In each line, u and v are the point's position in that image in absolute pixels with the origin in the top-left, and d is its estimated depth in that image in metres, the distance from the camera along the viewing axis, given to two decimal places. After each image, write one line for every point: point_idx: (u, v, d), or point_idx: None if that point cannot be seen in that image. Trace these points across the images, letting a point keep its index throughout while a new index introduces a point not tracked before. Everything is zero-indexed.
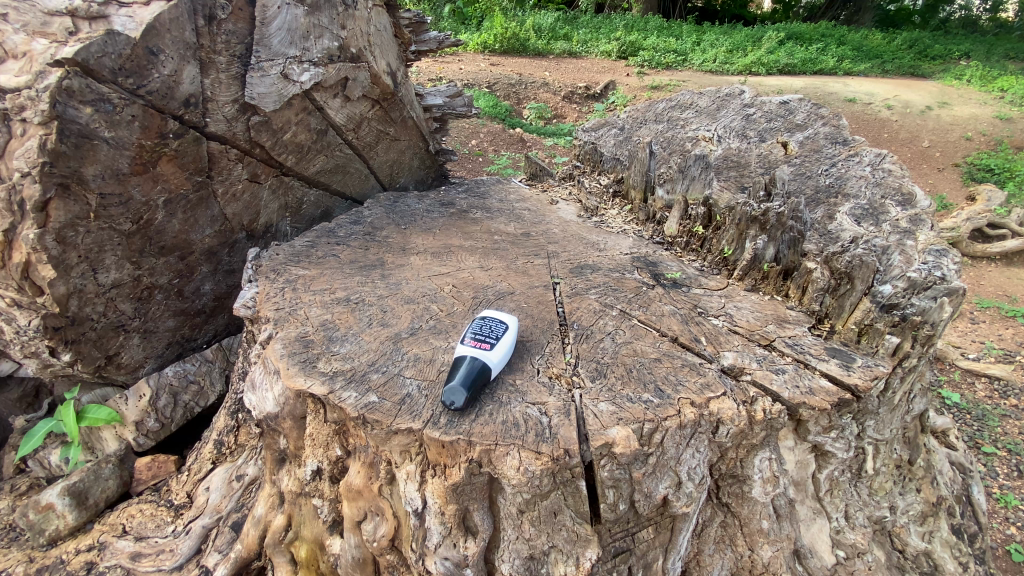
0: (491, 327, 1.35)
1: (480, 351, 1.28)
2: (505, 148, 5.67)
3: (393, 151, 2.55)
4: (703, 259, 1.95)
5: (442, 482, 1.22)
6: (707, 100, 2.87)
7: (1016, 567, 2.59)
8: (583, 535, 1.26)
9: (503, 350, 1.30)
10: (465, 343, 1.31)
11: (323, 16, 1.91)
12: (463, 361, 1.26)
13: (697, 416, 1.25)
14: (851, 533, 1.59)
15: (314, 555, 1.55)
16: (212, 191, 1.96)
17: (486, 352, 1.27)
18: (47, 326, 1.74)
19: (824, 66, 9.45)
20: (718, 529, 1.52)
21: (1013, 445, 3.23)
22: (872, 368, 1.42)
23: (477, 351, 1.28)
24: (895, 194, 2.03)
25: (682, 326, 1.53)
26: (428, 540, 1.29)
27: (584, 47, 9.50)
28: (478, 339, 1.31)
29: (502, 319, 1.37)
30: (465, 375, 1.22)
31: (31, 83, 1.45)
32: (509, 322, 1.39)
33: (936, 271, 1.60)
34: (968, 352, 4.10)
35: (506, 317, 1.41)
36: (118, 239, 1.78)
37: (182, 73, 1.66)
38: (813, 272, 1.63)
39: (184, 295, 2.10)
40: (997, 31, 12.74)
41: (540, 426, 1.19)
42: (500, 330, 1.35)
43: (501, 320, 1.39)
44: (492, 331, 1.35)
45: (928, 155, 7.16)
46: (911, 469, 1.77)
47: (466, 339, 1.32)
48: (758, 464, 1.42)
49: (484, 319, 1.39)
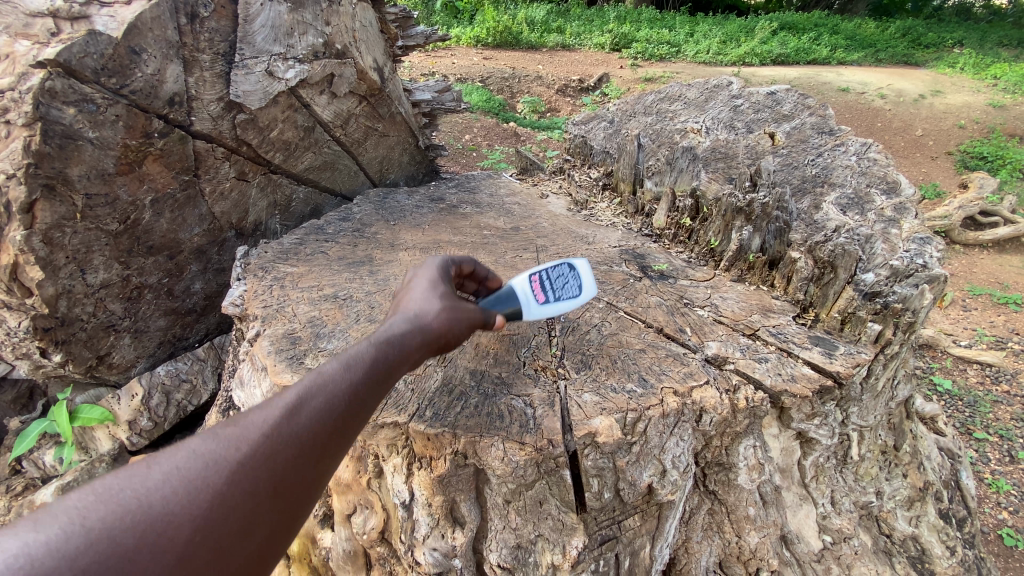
0: (563, 284, 1.37)
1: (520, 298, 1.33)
2: (499, 142, 5.66)
3: (382, 147, 2.55)
4: (690, 251, 1.97)
5: (427, 474, 1.24)
6: (696, 92, 2.89)
7: (1008, 551, 2.62)
8: (568, 524, 1.28)
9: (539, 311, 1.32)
10: (531, 276, 1.35)
11: (307, 12, 1.91)
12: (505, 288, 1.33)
13: (679, 405, 1.27)
14: (837, 518, 1.62)
15: (306, 548, 1.57)
16: (199, 190, 1.96)
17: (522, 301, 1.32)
18: (36, 327, 1.75)
19: (818, 56, 9.44)
20: (706, 517, 1.55)
21: (1004, 431, 3.27)
22: (854, 355, 1.44)
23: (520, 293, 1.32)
24: (880, 183, 2.05)
25: (667, 317, 1.54)
26: (416, 531, 1.31)
27: (578, 39, 9.45)
28: (542, 285, 1.34)
29: (579, 289, 1.36)
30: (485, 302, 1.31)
31: (14, 85, 1.46)
32: (583, 297, 1.37)
33: (918, 258, 1.61)
34: (960, 339, 4.13)
35: (589, 293, 1.38)
36: (106, 239, 1.78)
37: (165, 72, 1.66)
38: (797, 262, 1.64)
39: (174, 295, 2.10)
40: (990, 19, 12.76)
41: (524, 417, 1.21)
42: (564, 298, 1.35)
43: (580, 286, 1.38)
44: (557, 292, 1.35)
45: (922, 144, 7.18)
46: (898, 455, 1.80)
47: (537, 278, 1.35)
48: (743, 452, 1.44)
49: (570, 273, 1.38)
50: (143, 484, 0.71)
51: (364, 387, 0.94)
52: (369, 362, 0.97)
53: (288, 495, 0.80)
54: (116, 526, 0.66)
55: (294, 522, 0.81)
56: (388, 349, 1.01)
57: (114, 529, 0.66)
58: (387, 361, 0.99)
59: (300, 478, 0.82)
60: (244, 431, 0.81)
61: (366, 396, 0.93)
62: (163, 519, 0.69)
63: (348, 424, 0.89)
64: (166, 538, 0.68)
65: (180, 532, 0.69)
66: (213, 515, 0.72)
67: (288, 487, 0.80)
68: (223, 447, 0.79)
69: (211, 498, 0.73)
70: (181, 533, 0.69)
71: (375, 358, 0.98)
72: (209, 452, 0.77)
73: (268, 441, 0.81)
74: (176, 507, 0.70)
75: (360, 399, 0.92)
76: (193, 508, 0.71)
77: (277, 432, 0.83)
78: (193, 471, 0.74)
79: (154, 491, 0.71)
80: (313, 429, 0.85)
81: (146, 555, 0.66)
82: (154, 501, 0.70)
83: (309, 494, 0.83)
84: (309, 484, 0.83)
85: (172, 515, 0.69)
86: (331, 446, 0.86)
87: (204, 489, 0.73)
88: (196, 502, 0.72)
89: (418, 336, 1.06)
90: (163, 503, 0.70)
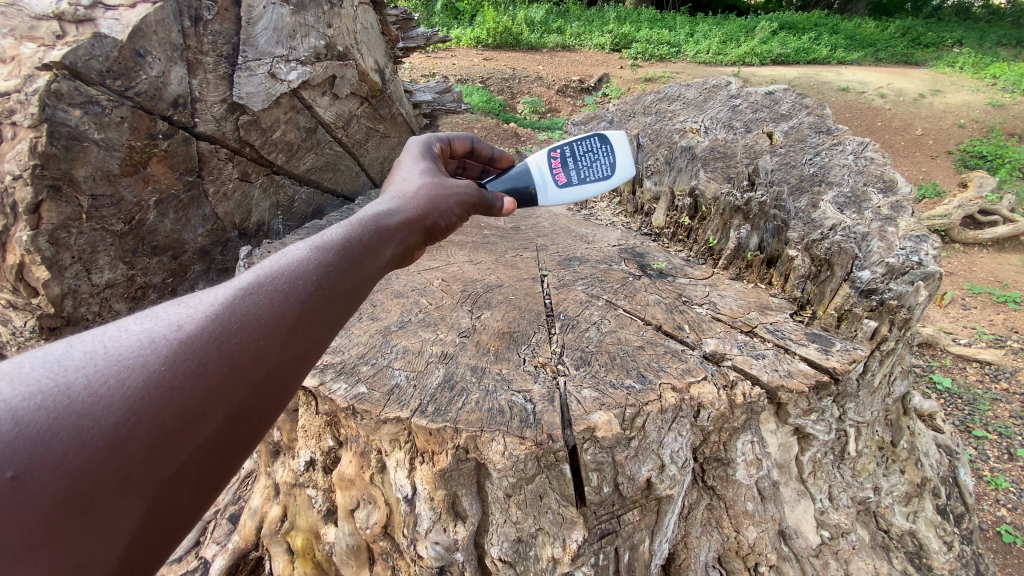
0: (586, 163, 1.56)
1: (550, 178, 1.53)
2: (499, 143, 5.69)
3: (384, 148, 2.57)
4: (689, 250, 2.00)
5: (430, 468, 1.26)
6: (694, 92, 2.91)
7: (1007, 548, 2.63)
8: (568, 518, 1.30)
9: (567, 193, 1.54)
10: (555, 157, 1.53)
11: (309, 15, 1.94)
12: (536, 166, 1.52)
13: (677, 401, 1.29)
14: (835, 513, 1.63)
15: (309, 544, 1.59)
16: (203, 191, 1.97)
17: (552, 181, 1.53)
18: (43, 326, 1.78)
19: (818, 56, 9.46)
20: (705, 512, 1.57)
21: (1003, 429, 3.28)
22: (850, 351, 1.46)
23: (550, 172, 1.52)
24: (877, 181, 2.07)
25: (666, 314, 1.56)
26: (419, 525, 1.33)
27: (578, 40, 9.48)
28: (565, 168, 1.53)
29: (606, 172, 1.58)
30: (515, 177, 1.52)
31: (20, 87, 1.48)
32: (614, 178, 1.59)
33: (914, 256, 1.64)
34: (960, 338, 4.14)
35: (621, 172, 1.60)
36: (111, 240, 1.80)
37: (170, 74, 1.68)
38: (794, 260, 1.66)
39: (178, 294, 2.12)
40: (990, 18, 12.77)
41: (525, 412, 1.23)
42: (593, 176, 1.57)
43: (610, 166, 1.59)
44: (587, 171, 1.56)
45: (921, 143, 7.20)
46: (895, 451, 1.82)
47: (561, 158, 1.54)
48: (741, 448, 1.46)
49: (593, 151, 1.58)
50: (62, 363, 0.61)
51: (333, 273, 0.88)
52: (338, 249, 0.93)
53: (247, 379, 0.72)
54: (23, 406, 0.56)
55: (258, 415, 0.73)
56: (359, 238, 0.99)
57: (20, 411, 0.56)
58: (358, 249, 0.97)
59: (261, 362, 0.74)
60: (190, 310, 0.73)
61: (335, 282, 0.88)
62: (86, 399, 0.59)
63: (315, 308, 0.83)
64: (91, 420, 0.59)
65: (108, 414, 0.60)
66: (152, 394, 0.63)
67: (247, 369, 0.72)
68: (167, 325, 0.70)
69: (149, 378, 0.64)
70: (109, 415, 0.60)
71: (345, 246, 0.95)
72: (146, 331, 0.68)
73: (219, 321, 0.73)
74: (103, 386, 0.61)
75: (329, 283, 0.87)
76: (125, 387, 0.62)
77: (228, 313, 0.75)
78: (125, 350, 0.65)
79: (75, 369, 0.61)
80: (274, 309, 0.78)
81: (66, 439, 0.57)
82: (74, 380, 0.60)
83: (274, 380, 0.75)
84: (271, 370, 0.75)
85: (97, 394, 0.60)
86: (294, 329, 0.79)
87: (141, 367, 0.64)
88: (130, 380, 0.63)
89: (392, 228, 1.07)
90: (87, 381, 0.61)
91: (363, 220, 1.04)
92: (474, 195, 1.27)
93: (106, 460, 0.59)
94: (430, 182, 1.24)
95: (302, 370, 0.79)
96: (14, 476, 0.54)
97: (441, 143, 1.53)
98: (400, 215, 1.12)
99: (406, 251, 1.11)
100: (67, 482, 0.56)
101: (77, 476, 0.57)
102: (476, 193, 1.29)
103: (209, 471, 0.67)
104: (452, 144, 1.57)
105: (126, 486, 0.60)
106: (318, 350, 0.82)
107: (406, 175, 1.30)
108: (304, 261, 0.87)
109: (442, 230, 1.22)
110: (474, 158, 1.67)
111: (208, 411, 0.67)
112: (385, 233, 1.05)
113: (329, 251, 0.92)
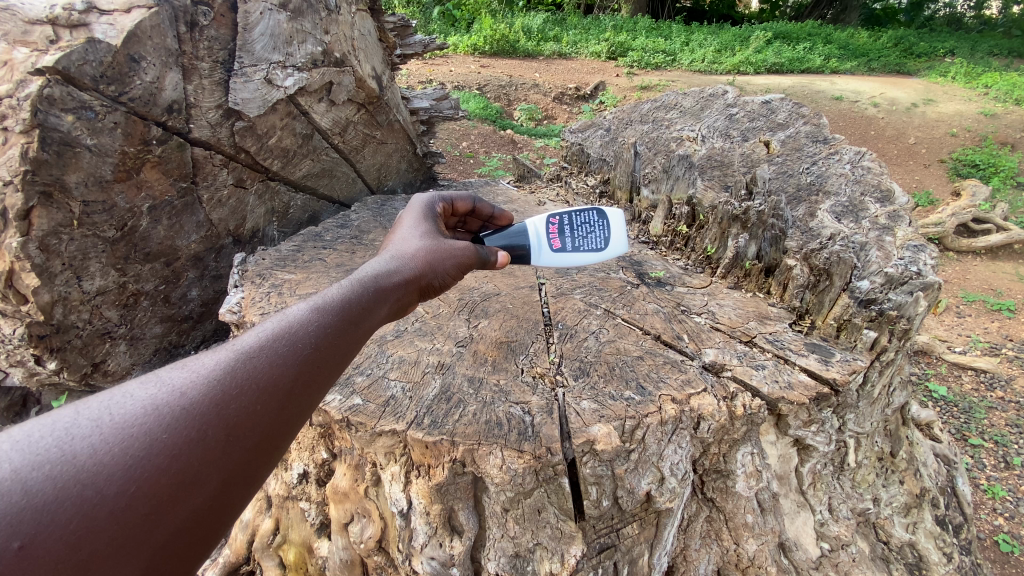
0: (582, 232, 1.57)
1: (546, 241, 1.55)
2: (495, 148, 5.69)
3: (380, 154, 2.55)
4: (687, 258, 1.97)
5: (426, 482, 1.24)
6: (692, 101, 2.92)
7: (1004, 557, 2.61)
8: (567, 532, 1.28)
9: (560, 259, 1.56)
10: (550, 219, 1.55)
11: (306, 21, 1.93)
12: (534, 229, 1.55)
13: (678, 412, 1.27)
14: (835, 526, 1.62)
15: (302, 557, 1.56)
16: (197, 198, 1.95)
17: (547, 246, 1.55)
18: (32, 334, 1.75)
19: (811, 65, 9.55)
20: (704, 523, 1.55)
21: (999, 437, 3.28)
22: (850, 362, 1.45)
23: (546, 237, 1.54)
24: (874, 191, 2.06)
25: (665, 324, 1.54)
26: (414, 540, 1.31)
27: (573, 48, 9.54)
28: (560, 232, 1.55)
29: (600, 246, 1.59)
30: (513, 236, 1.54)
31: (12, 92, 1.46)
32: (605, 252, 1.60)
33: (913, 266, 1.63)
34: (955, 345, 4.15)
35: (614, 247, 1.60)
36: (102, 246, 1.77)
37: (164, 80, 1.66)
38: (793, 269, 1.64)
39: (171, 302, 2.10)
40: (981, 28, 12.93)
41: (523, 425, 1.21)
42: (586, 248, 1.58)
43: (605, 241, 1.59)
44: (581, 241, 1.57)
45: (915, 151, 7.24)
46: (894, 461, 1.80)
47: (554, 223, 1.56)
48: (741, 459, 1.45)
49: (588, 220, 1.58)
50: (69, 431, 0.63)
51: (331, 334, 0.90)
52: (337, 309, 0.95)
53: (244, 442, 0.73)
54: (31, 476, 0.58)
55: (251, 482, 0.74)
56: (357, 296, 1.01)
57: (28, 480, 0.58)
58: (356, 308, 0.98)
59: (256, 426, 0.75)
60: (192, 375, 0.75)
61: (332, 344, 0.89)
62: (91, 469, 0.61)
63: (311, 370, 0.85)
64: (93, 491, 0.61)
65: (110, 484, 0.62)
66: (152, 463, 0.65)
67: (243, 434, 0.73)
68: (170, 389, 0.72)
69: (149, 446, 0.66)
70: (110, 485, 0.62)
71: (343, 306, 0.97)
72: (149, 397, 0.70)
73: (220, 387, 0.75)
74: (106, 455, 0.63)
75: (326, 344, 0.89)
76: (127, 456, 0.64)
77: (229, 378, 0.77)
78: (129, 417, 0.67)
79: (81, 438, 0.63)
80: (272, 375, 0.80)
81: (69, 509, 0.59)
82: (81, 449, 0.62)
83: (268, 447, 0.76)
84: (266, 433, 0.76)
85: (101, 464, 0.62)
86: (290, 398, 0.80)
87: (143, 436, 0.66)
88: (132, 449, 0.65)
89: (389, 286, 1.09)
90: (93, 450, 0.63)
91: (363, 279, 1.07)
92: (470, 256, 1.27)
93: (106, 529, 0.60)
94: (428, 244, 1.24)
95: (295, 430, 0.80)
96: (21, 546, 0.55)
97: (443, 203, 1.53)
98: (400, 272, 1.13)
99: (401, 306, 1.12)
100: (67, 551, 0.57)
101: (77, 546, 0.58)
102: (472, 254, 1.28)
103: (204, 536, 0.68)
104: (454, 203, 1.57)
105: (122, 552, 0.61)
106: (310, 414, 0.83)
107: (409, 231, 1.32)
108: (302, 325, 0.89)
109: (436, 289, 1.22)
110: (473, 216, 1.67)
111: (204, 477, 0.68)
112: (381, 292, 1.06)
113: (325, 310, 0.94)
